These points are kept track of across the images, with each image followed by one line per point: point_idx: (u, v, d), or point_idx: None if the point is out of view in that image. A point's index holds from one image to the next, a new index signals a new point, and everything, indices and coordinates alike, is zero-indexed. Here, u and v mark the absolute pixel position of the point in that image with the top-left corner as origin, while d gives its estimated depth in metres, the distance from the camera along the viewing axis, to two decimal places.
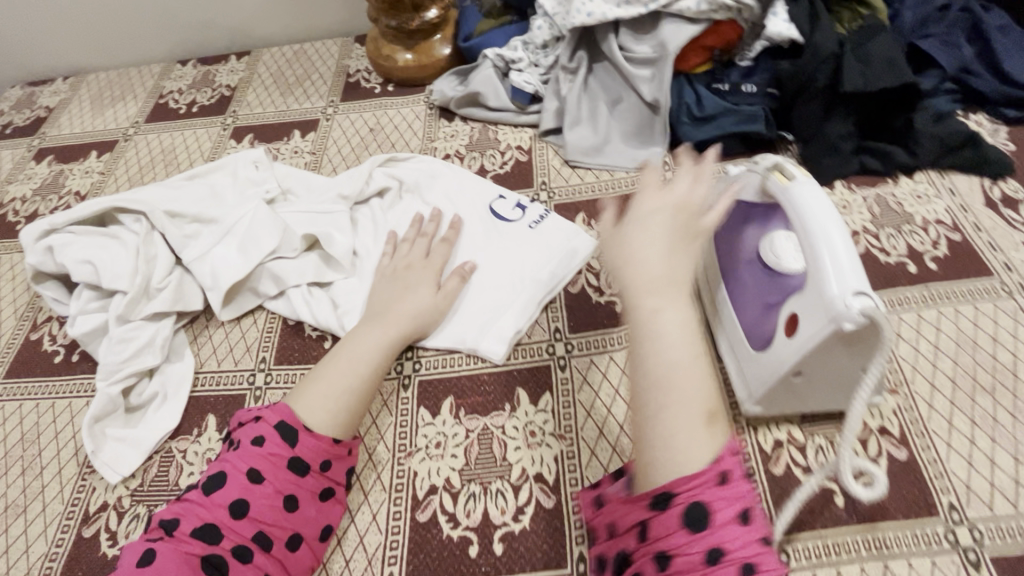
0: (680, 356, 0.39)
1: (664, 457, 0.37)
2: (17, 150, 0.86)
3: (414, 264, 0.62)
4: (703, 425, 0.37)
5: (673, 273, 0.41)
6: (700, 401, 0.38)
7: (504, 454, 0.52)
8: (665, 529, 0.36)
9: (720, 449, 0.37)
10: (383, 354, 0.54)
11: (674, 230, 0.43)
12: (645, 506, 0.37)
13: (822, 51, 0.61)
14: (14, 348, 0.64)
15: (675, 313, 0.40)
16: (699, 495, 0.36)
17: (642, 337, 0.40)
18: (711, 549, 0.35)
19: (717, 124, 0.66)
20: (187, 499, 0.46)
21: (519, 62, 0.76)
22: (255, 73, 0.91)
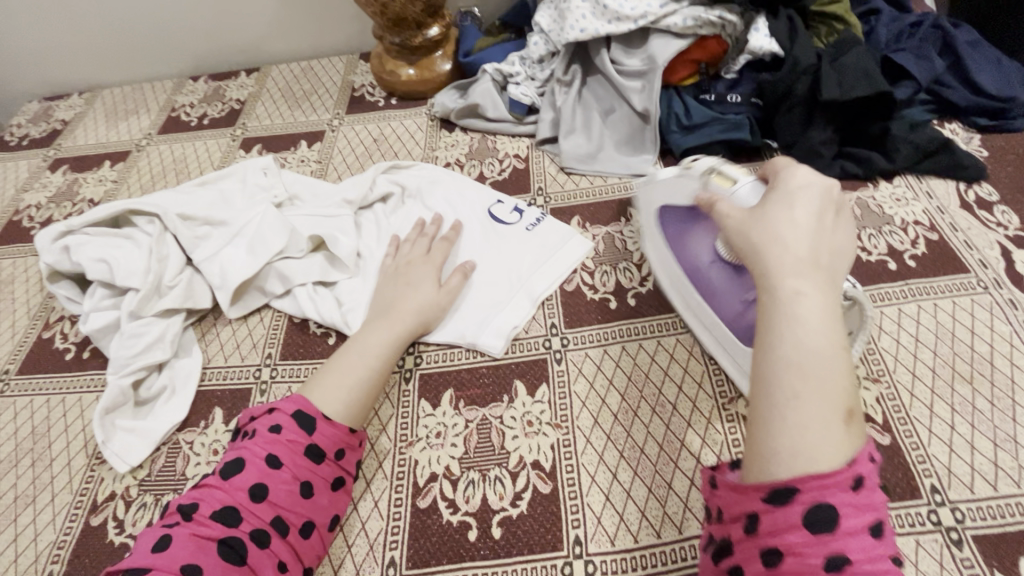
0: (822, 342, 0.33)
1: (787, 446, 0.32)
2: (33, 160, 0.90)
3: (416, 261, 0.64)
4: (841, 424, 0.32)
5: (819, 255, 0.37)
6: (840, 397, 0.33)
7: (502, 443, 0.53)
8: (784, 530, 0.31)
9: (856, 453, 0.32)
10: (390, 348, 0.57)
11: (818, 212, 0.39)
12: (762, 501, 0.32)
13: (800, 63, 0.65)
14: (27, 346, 0.66)
15: (824, 295, 0.35)
16: (826, 497, 0.30)
17: (774, 311, 0.35)
18: (834, 557, 0.30)
19: (705, 132, 0.70)
20: (205, 485, 0.46)
21: (517, 76, 0.80)
22: (263, 88, 0.95)
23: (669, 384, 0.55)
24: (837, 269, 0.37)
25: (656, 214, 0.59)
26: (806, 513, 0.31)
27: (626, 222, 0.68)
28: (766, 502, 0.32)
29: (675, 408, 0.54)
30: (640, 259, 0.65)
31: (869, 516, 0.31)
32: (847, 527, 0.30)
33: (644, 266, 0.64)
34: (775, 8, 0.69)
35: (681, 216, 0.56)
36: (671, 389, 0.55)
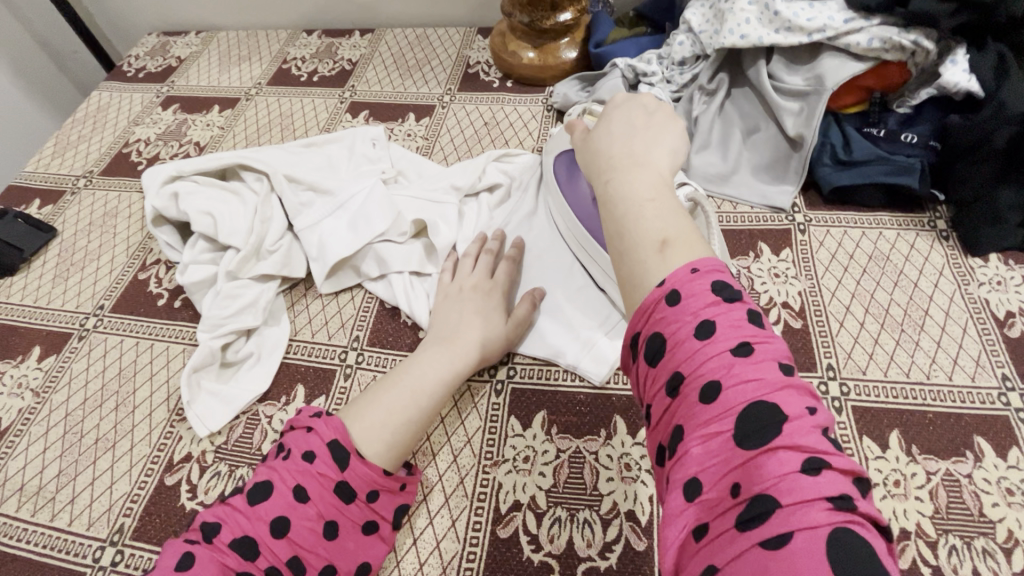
0: (633, 202, 0.36)
1: (669, 332, 0.30)
2: (147, 94, 0.90)
3: (481, 287, 0.58)
4: (655, 255, 0.33)
5: (630, 146, 0.41)
6: (667, 235, 0.34)
7: (594, 484, 0.49)
8: (691, 423, 0.28)
9: (668, 276, 0.32)
10: (446, 384, 0.51)
11: (631, 120, 0.44)
12: (666, 402, 0.30)
13: (1007, 111, 0.54)
14: (122, 285, 0.66)
15: (637, 172, 0.38)
16: (708, 368, 0.28)
17: (602, 203, 0.39)
18: (672, 377, 0.30)
19: (863, 171, 0.62)
20: (232, 504, 0.43)
21: (651, 76, 0.73)
22: (376, 51, 0.91)
23: None
24: (652, 153, 0.40)
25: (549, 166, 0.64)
26: (697, 396, 0.28)
27: (755, 258, 0.62)
28: (668, 402, 0.30)
29: None
30: (768, 303, 0.59)
31: (777, 382, 0.28)
32: (745, 396, 0.27)
33: (772, 311, 0.58)
34: (982, 39, 0.58)
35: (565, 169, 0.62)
36: None
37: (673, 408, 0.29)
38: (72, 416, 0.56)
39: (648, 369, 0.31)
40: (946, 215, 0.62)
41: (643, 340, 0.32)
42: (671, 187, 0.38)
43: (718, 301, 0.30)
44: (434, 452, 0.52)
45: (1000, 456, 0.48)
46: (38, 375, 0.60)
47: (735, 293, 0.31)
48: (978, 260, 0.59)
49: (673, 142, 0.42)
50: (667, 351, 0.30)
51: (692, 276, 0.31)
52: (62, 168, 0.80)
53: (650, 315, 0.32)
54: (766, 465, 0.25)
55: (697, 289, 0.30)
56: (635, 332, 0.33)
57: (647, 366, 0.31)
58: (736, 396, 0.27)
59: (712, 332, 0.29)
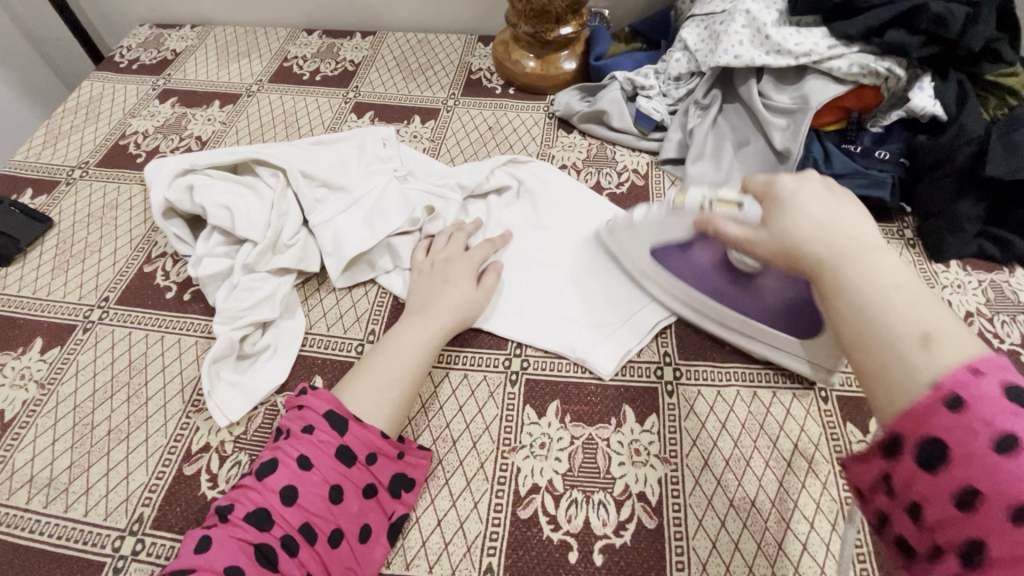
0: (870, 291, 0.34)
1: (951, 443, 0.27)
2: (142, 87, 0.89)
3: (451, 258, 0.62)
4: (919, 350, 0.30)
5: (832, 220, 0.38)
6: (918, 320, 0.31)
7: (607, 467, 0.52)
8: (994, 542, 0.26)
9: (942, 376, 0.29)
10: (425, 349, 0.55)
11: (817, 190, 0.41)
12: (953, 512, 0.27)
13: (967, 133, 0.62)
14: (127, 277, 0.65)
15: (867, 257, 0.35)
16: (1021, 487, 0.25)
17: (826, 289, 0.36)
18: (960, 489, 0.27)
19: (842, 184, 0.68)
20: (243, 486, 0.46)
21: (649, 89, 0.77)
22: (379, 54, 0.93)
23: (784, 439, 0.53)
24: (861, 228, 0.38)
25: (644, 254, 0.61)
26: (1003, 516, 0.26)
27: None
28: (958, 515, 0.27)
29: (789, 466, 0.51)
30: None
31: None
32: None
33: None
34: (945, 69, 0.65)
35: (669, 249, 0.58)
36: (785, 445, 0.53)
37: (966, 521, 0.27)
38: (81, 408, 0.55)
39: (918, 471, 0.29)
40: (912, 226, 0.69)
41: (911, 442, 0.29)
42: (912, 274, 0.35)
43: (1015, 409, 0.27)
44: (454, 440, 0.54)
45: None
46: (42, 366, 0.58)
47: None
48: (941, 266, 0.65)
49: (864, 211, 0.39)
50: (951, 462, 0.27)
51: (975, 376, 0.28)
52: (54, 157, 0.78)
53: (923, 419, 0.29)
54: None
55: (986, 396, 0.27)
56: (892, 433, 0.30)
57: (920, 468, 0.29)
58: None
59: (1017, 446, 0.26)
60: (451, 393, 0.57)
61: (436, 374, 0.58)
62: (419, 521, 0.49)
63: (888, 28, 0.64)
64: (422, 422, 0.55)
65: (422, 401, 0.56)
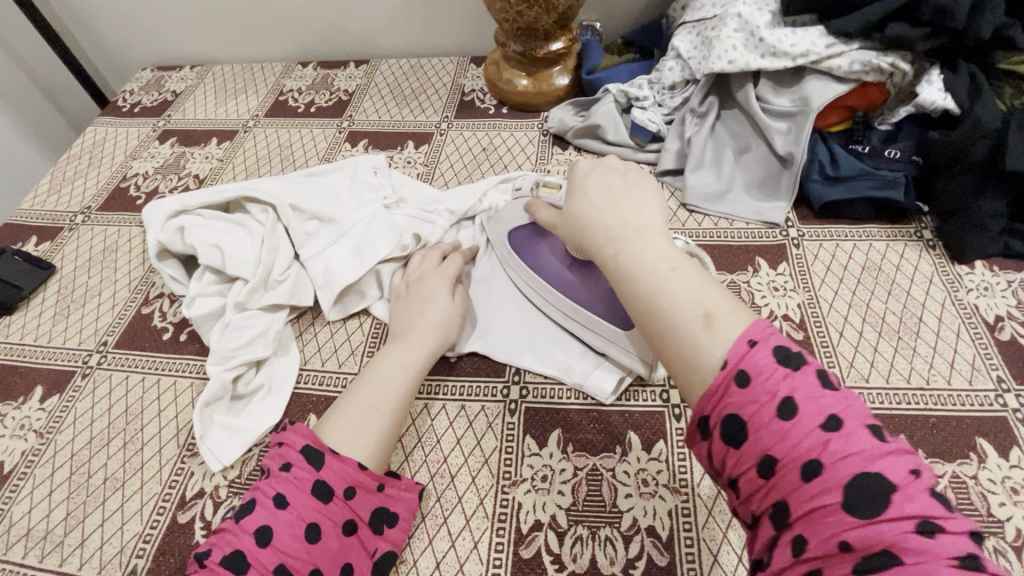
0: (654, 277, 0.40)
1: (747, 416, 0.32)
2: (143, 129, 0.90)
3: (427, 275, 0.61)
4: (703, 332, 0.36)
5: (624, 214, 0.45)
6: (697, 300, 0.38)
7: (613, 501, 0.49)
8: (794, 501, 0.31)
9: (728, 357, 0.34)
10: (405, 373, 0.53)
11: (610, 187, 0.47)
12: (759, 480, 0.32)
13: (983, 126, 0.57)
14: (125, 320, 0.65)
15: (643, 242, 0.42)
16: (804, 449, 0.31)
17: (620, 279, 0.42)
18: (762, 459, 0.32)
19: (852, 186, 0.65)
20: (220, 530, 0.44)
21: (643, 100, 0.76)
22: (372, 82, 0.93)
23: None
24: (643, 215, 0.44)
25: (505, 241, 0.62)
26: (796, 474, 0.31)
27: (753, 272, 0.64)
28: (763, 481, 0.32)
29: None
30: (769, 316, 0.60)
31: (874, 451, 0.30)
32: (848, 471, 0.30)
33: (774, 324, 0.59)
34: (954, 61, 0.62)
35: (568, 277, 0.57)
36: None
37: (771, 485, 0.32)
38: (78, 457, 0.55)
39: (728, 448, 0.33)
40: (931, 226, 0.65)
41: (716, 420, 0.34)
42: (679, 251, 0.42)
43: (788, 373, 0.33)
44: (452, 475, 0.52)
45: (1002, 456, 0.49)
46: (41, 415, 0.58)
47: (800, 360, 0.33)
48: (965, 268, 0.61)
49: (652, 197, 0.46)
50: (750, 432, 0.32)
51: (753, 350, 0.33)
52: (58, 205, 0.80)
53: (719, 398, 0.33)
54: (884, 531, 0.28)
55: (764, 365, 0.33)
56: (701, 414, 0.35)
57: (727, 445, 0.33)
58: (837, 475, 0.30)
59: (795, 411, 0.31)
60: (448, 425, 0.55)
61: (417, 404, 0.57)
62: (416, 564, 0.47)
63: (889, 22, 0.61)
64: (418, 458, 0.53)
65: (418, 435, 0.54)
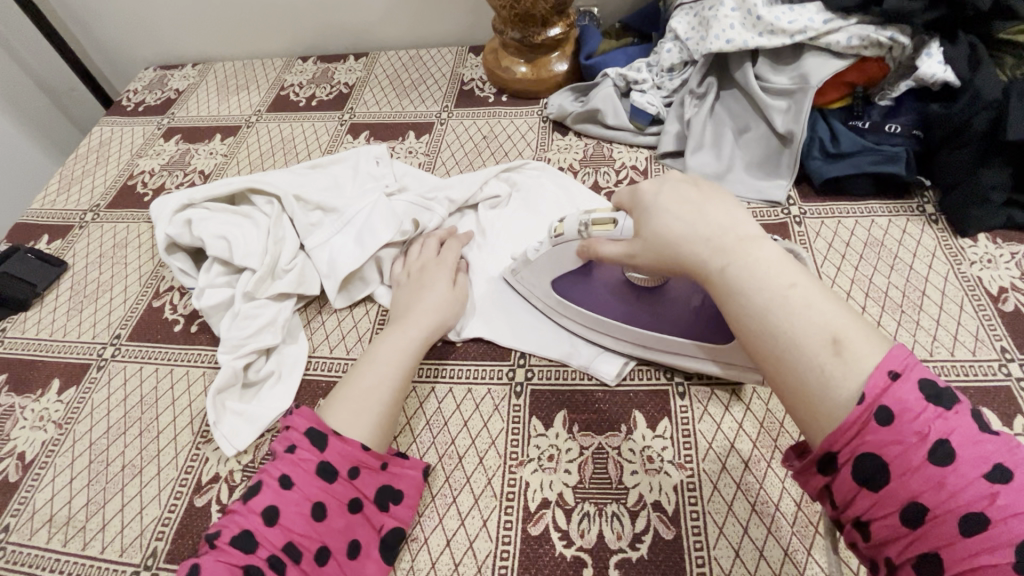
0: (768, 298, 0.38)
1: (890, 457, 0.31)
2: (148, 127, 0.92)
3: (429, 265, 0.62)
4: (831, 358, 0.35)
5: (723, 228, 0.43)
6: (818, 321, 0.36)
7: (619, 478, 0.50)
8: (951, 555, 0.29)
9: (866, 389, 0.33)
10: (405, 358, 0.54)
11: (697, 198, 0.45)
12: (903, 529, 0.31)
13: (983, 97, 0.58)
14: (136, 313, 0.67)
15: (752, 260, 0.40)
16: (963, 499, 0.29)
17: (729, 299, 0.40)
18: (908, 505, 0.31)
19: (853, 162, 0.65)
20: (226, 510, 0.44)
21: (642, 83, 0.76)
22: (372, 74, 0.94)
23: None
24: (745, 229, 0.42)
25: (548, 287, 0.59)
26: (953, 527, 0.29)
27: None
28: (908, 529, 0.31)
29: None
30: None
31: None
32: (1021, 529, 0.28)
33: None
34: (954, 32, 0.62)
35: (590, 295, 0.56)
36: None
37: (919, 534, 0.30)
38: (96, 446, 0.56)
39: (862, 488, 0.32)
40: (933, 200, 0.65)
41: (851, 458, 0.33)
42: (794, 263, 0.41)
43: (939, 412, 0.31)
44: (461, 456, 0.53)
45: (1006, 425, 0.49)
46: (60, 407, 0.60)
47: (951, 400, 0.32)
48: (967, 241, 0.61)
49: (744, 209, 0.44)
50: (894, 475, 0.31)
51: (896, 384, 0.32)
52: (68, 203, 0.81)
53: (857, 435, 0.32)
54: None
55: (909, 403, 0.32)
56: (830, 449, 0.33)
57: (862, 486, 0.32)
58: (1004, 532, 0.28)
59: (950, 456, 0.30)
60: (456, 408, 0.56)
61: (423, 388, 0.57)
62: (427, 542, 0.48)
63: None
64: (427, 441, 0.54)
65: (426, 418, 0.55)
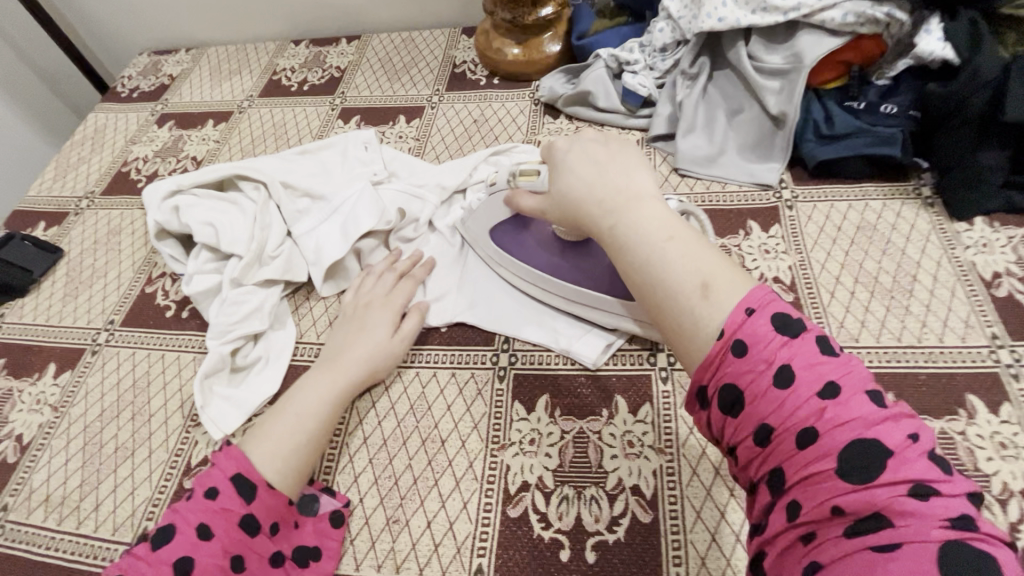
0: (649, 250, 0.41)
1: (745, 385, 0.34)
2: (142, 113, 0.92)
3: (375, 303, 0.59)
4: (700, 301, 0.38)
5: (616, 186, 0.45)
6: (693, 269, 0.39)
7: (599, 462, 0.50)
8: (792, 467, 0.32)
9: (725, 322, 0.36)
10: (326, 404, 0.52)
11: (597, 161, 0.48)
12: (756, 448, 0.33)
13: (981, 76, 0.56)
14: (130, 299, 0.68)
15: (636, 215, 0.43)
16: (799, 416, 0.32)
17: (619, 253, 0.43)
18: (759, 428, 0.33)
19: (847, 144, 0.63)
20: (128, 558, 0.43)
21: (634, 64, 0.74)
22: (363, 58, 0.93)
23: None
24: (636, 188, 0.45)
25: (488, 240, 0.62)
26: (792, 442, 0.32)
27: (745, 235, 0.63)
28: (760, 448, 0.33)
29: None
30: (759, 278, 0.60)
31: (872, 417, 0.31)
32: (845, 437, 0.30)
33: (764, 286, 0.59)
34: (954, 9, 0.60)
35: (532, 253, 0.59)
36: None
37: (768, 452, 0.33)
38: (91, 428, 0.58)
39: (727, 416, 0.35)
40: (930, 182, 0.63)
41: (715, 389, 0.35)
42: (677, 220, 0.43)
43: (784, 340, 0.34)
44: (443, 440, 0.53)
45: (992, 412, 0.49)
46: (55, 390, 0.61)
47: (796, 328, 0.35)
48: (963, 224, 0.60)
49: (641, 167, 0.47)
50: (747, 401, 0.34)
51: (749, 318, 0.35)
52: (64, 190, 0.82)
53: (718, 367, 0.35)
54: (877, 495, 0.29)
55: (760, 334, 0.34)
56: (699, 383, 0.36)
57: (725, 413, 0.35)
58: (833, 442, 0.31)
59: (792, 379, 0.33)
60: (438, 392, 0.56)
61: (408, 374, 0.58)
62: (408, 523, 0.49)
63: None
64: (410, 424, 0.55)
65: (410, 402, 0.56)
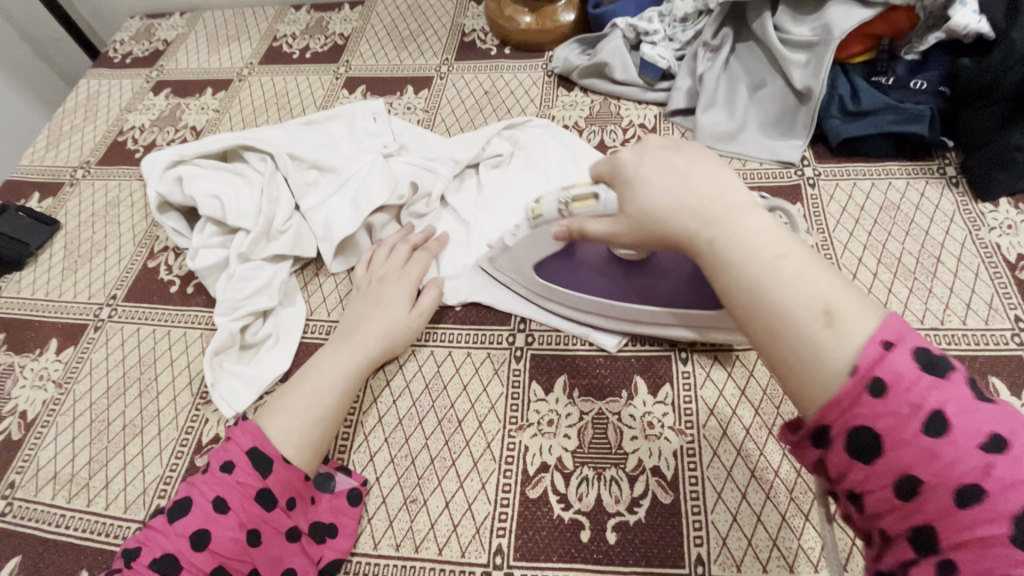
0: (752, 267, 0.34)
1: (884, 429, 0.29)
2: (136, 80, 0.88)
3: (390, 277, 0.58)
4: (824, 330, 0.32)
5: (703, 192, 0.38)
6: (810, 291, 0.33)
7: (619, 442, 0.50)
8: (942, 526, 0.28)
9: (860, 360, 0.30)
10: (346, 379, 0.51)
11: (671, 161, 0.41)
12: (893, 501, 0.29)
13: (1018, 51, 0.55)
14: (131, 274, 0.66)
15: (738, 226, 0.36)
16: (958, 471, 0.28)
17: (713, 270, 0.37)
18: (899, 477, 0.29)
19: (873, 121, 0.61)
20: (150, 527, 0.44)
21: (654, 34, 0.71)
22: (368, 24, 0.89)
23: None
24: (727, 192, 0.38)
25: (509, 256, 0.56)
26: (948, 499, 0.28)
27: None
28: (900, 501, 0.29)
29: None
30: None
31: None
32: (1016, 500, 0.26)
33: None
34: None
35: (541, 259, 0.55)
36: None
37: (911, 507, 0.29)
38: (97, 406, 0.57)
39: (853, 461, 0.30)
40: (955, 162, 0.62)
41: (843, 432, 0.30)
42: (784, 229, 0.36)
43: (934, 382, 0.29)
44: (460, 420, 0.53)
45: (1014, 395, 0.48)
46: (58, 366, 0.60)
47: (943, 366, 0.30)
48: (988, 205, 0.59)
49: (722, 168, 0.40)
50: (886, 449, 0.29)
51: (889, 354, 0.30)
52: (58, 160, 0.79)
53: (848, 408, 0.30)
54: None
55: (905, 372, 0.29)
56: (821, 424, 0.31)
57: (854, 458, 0.30)
58: (1000, 503, 0.27)
59: (946, 427, 0.28)
60: (454, 372, 0.55)
61: (422, 352, 0.57)
62: (426, 503, 0.49)
63: None
64: (426, 404, 0.54)
65: (425, 381, 0.55)
